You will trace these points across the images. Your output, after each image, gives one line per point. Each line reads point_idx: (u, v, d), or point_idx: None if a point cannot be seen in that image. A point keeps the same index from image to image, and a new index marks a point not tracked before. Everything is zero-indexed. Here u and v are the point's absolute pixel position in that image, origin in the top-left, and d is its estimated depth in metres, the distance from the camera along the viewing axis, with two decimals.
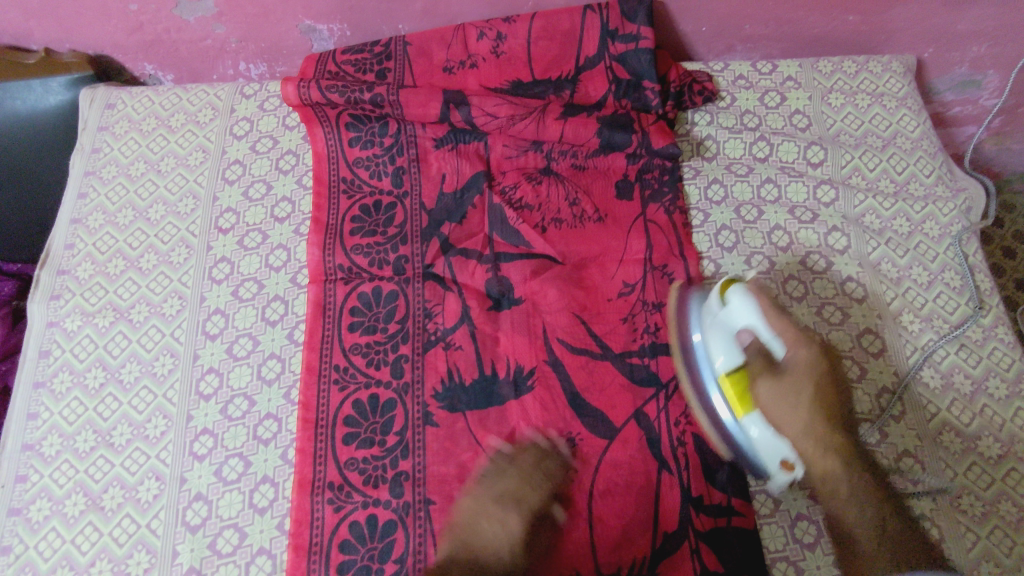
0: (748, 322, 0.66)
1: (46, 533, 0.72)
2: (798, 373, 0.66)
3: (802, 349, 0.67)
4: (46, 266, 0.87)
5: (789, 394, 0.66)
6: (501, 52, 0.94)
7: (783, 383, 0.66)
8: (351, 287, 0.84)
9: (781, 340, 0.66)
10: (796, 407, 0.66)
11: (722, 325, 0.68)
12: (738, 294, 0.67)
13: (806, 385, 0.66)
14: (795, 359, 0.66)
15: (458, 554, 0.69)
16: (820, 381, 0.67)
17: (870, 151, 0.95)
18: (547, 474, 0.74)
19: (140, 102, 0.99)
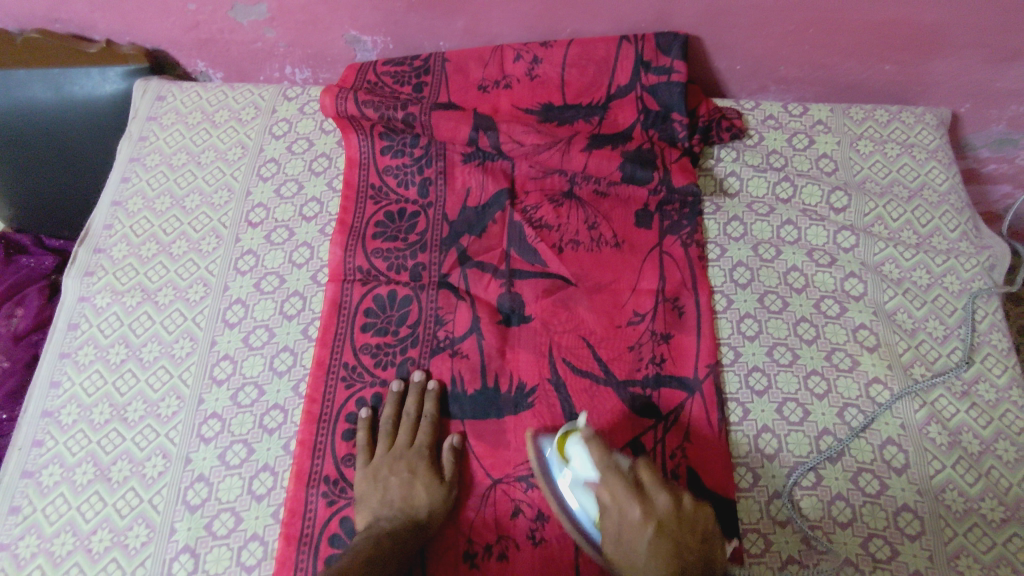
0: (588, 475, 0.69)
1: (54, 498, 0.75)
2: (629, 531, 0.64)
3: (630, 510, 0.64)
4: (85, 243, 0.91)
5: (623, 551, 0.64)
6: (536, 75, 0.97)
7: (619, 540, 0.65)
8: (368, 289, 0.86)
9: (611, 497, 0.66)
10: (630, 562, 0.63)
11: (575, 484, 0.70)
12: (576, 448, 0.70)
13: (638, 539, 0.63)
14: (628, 522, 0.64)
15: (380, 515, 0.72)
16: (655, 541, 0.62)
17: (895, 200, 0.94)
18: (425, 418, 0.79)
19: (189, 96, 1.03)
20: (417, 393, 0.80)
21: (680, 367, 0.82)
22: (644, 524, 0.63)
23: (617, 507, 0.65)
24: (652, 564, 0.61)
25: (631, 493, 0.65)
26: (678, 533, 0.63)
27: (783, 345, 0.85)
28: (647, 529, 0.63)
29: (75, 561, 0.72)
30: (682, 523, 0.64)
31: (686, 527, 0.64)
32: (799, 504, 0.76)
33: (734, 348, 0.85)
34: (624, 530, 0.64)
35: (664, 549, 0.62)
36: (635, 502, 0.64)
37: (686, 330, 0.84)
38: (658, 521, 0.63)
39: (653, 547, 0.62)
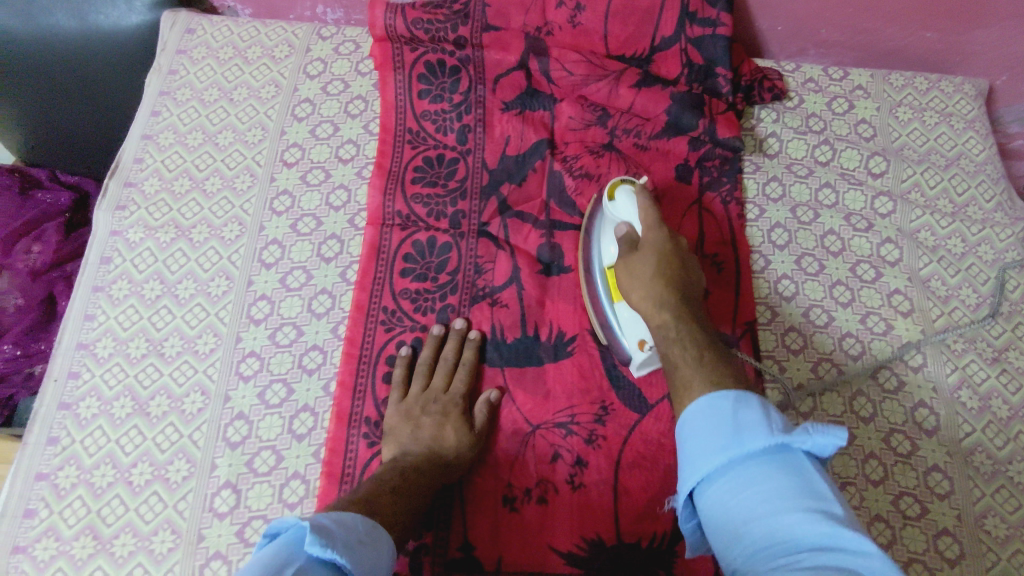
0: (625, 214, 0.73)
1: (92, 430, 0.74)
2: (645, 251, 0.69)
3: (655, 230, 0.70)
4: (115, 176, 0.89)
5: (632, 267, 0.69)
6: (578, 24, 0.92)
7: (635, 249, 0.70)
8: (407, 234, 0.85)
9: (642, 222, 0.71)
10: (636, 278, 0.69)
11: (608, 219, 0.76)
12: (624, 193, 0.73)
13: (647, 263, 0.68)
14: (649, 238, 0.70)
15: (408, 450, 0.72)
16: (666, 257, 0.68)
17: (933, 168, 0.95)
18: (464, 365, 0.79)
19: (220, 31, 1.00)
20: (458, 340, 0.80)
21: (719, 323, 0.83)
22: (661, 248, 0.69)
23: (646, 221, 0.71)
24: (655, 281, 0.67)
25: (657, 226, 0.70)
26: (686, 274, 0.69)
27: (819, 307, 0.86)
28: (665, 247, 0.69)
29: (116, 492, 0.72)
30: (687, 261, 0.70)
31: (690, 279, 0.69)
32: (830, 462, 0.79)
33: (772, 308, 0.86)
34: (639, 252, 0.70)
35: (666, 276, 0.67)
36: (655, 215, 0.71)
37: (724, 287, 0.85)
38: (664, 255, 0.69)
39: (658, 262, 0.68)
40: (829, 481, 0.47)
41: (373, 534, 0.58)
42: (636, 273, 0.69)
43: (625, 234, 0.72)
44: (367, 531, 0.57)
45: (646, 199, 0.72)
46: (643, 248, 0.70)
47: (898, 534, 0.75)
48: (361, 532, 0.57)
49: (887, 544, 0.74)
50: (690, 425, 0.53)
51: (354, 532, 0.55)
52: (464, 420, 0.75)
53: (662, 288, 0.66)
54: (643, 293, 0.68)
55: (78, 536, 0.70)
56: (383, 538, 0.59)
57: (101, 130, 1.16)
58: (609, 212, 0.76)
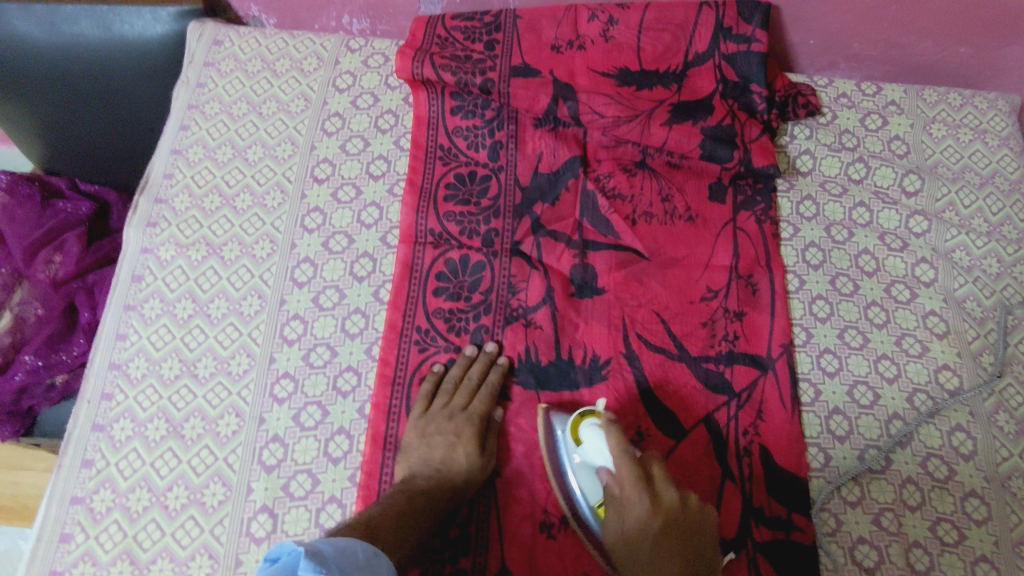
0: (599, 460, 0.69)
1: (126, 453, 0.74)
2: (631, 527, 0.64)
3: (637, 498, 0.64)
4: (145, 192, 0.89)
5: (626, 550, 0.64)
6: (610, 37, 0.94)
7: (624, 535, 0.65)
8: (440, 253, 0.84)
9: (621, 483, 0.65)
10: (631, 558, 0.64)
11: (583, 464, 0.71)
12: (591, 433, 0.70)
13: (638, 550, 0.63)
14: (635, 507, 0.64)
15: (418, 471, 0.72)
16: (658, 536, 0.62)
17: (968, 186, 0.93)
18: (487, 387, 0.78)
19: (248, 43, 1.00)
20: (484, 362, 0.79)
21: (754, 345, 0.82)
22: (648, 522, 0.63)
23: (625, 496, 0.65)
24: (649, 571, 0.62)
25: (638, 493, 0.64)
26: (684, 520, 0.63)
27: (854, 328, 0.85)
28: (654, 515, 0.63)
29: (152, 517, 0.71)
30: (686, 509, 0.64)
31: (690, 531, 0.63)
32: (868, 486, 0.77)
33: (806, 329, 0.85)
34: (627, 534, 0.64)
35: (666, 547, 0.62)
36: (634, 477, 0.64)
37: (759, 308, 0.84)
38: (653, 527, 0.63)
39: (652, 530, 0.62)
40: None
41: (373, 561, 0.57)
42: (631, 553, 0.64)
43: (607, 488, 0.67)
44: (365, 558, 0.56)
45: (621, 449, 0.66)
46: (626, 540, 0.64)
47: (936, 561, 0.74)
48: (360, 559, 0.55)
49: (926, 571, 0.73)
50: None
51: (352, 558, 0.54)
52: (478, 443, 0.74)
53: (659, 557, 0.62)
54: (643, 575, 0.63)
55: (115, 561, 0.70)
56: (384, 565, 0.58)
57: (123, 138, 1.15)
58: (577, 453, 0.71)
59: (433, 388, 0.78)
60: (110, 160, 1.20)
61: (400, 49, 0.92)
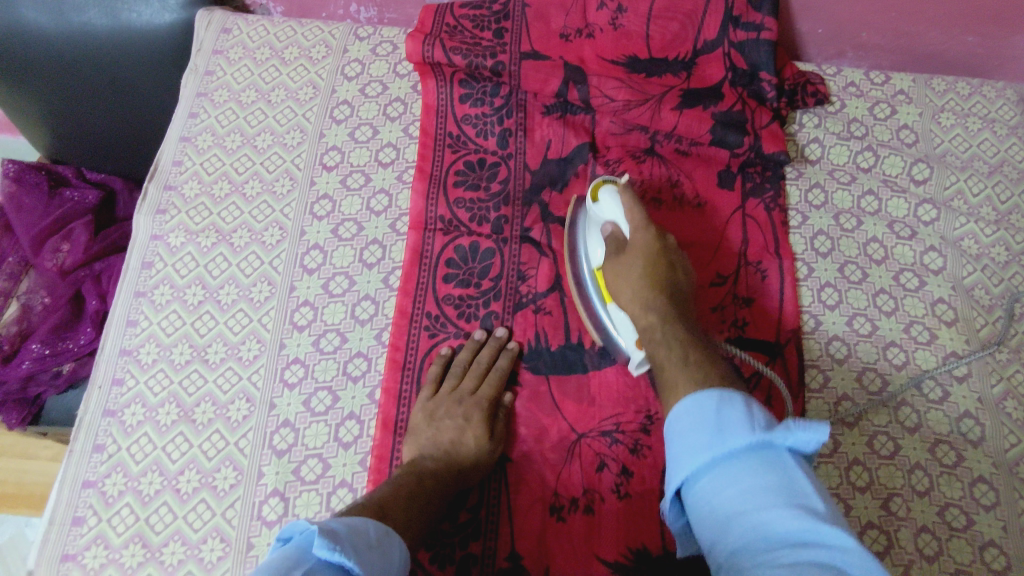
0: (610, 216, 0.75)
1: (138, 437, 0.75)
2: (632, 253, 0.71)
3: (643, 230, 0.72)
4: (154, 179, 0.89)
5: (620, 271, 0.71)
6: (619, 25, 0.93)
7: (620, 264, 0.72)
8: (449, 239, 0.84)
9: (630, 224, 0.73)
10: (623, 280, 0.71)
11: (593, 223, 0.77)
12: (607, 193, 0.74)
13: (633, 264, 0.71)
14: (637, 238, 0.72)
15: (426, 452, 0.71)
16: (651, 260, 0.70)
17: (976, 175, 0.93)
18: (496, 371, 0.78)
19: (256, 31, 1.00)
20: (494, 347, 0.79)
21: (763, 331, 0.82)
22: (649, 247, 0.71)
23: (635, 221, 0.72)
24: (641, 283, 0.69)
25: (642, 229, 0.72)
26: (674, 267, 0.71)
27: (862, 316, 0.85)
28: (654, 249, 0.71)
29: (164, 500, 0.72)
30: (674, 263, 0.72)
31: (675, 277, 0.70)
32: (876, 472, 0.77)
33: (815, 316, 0.85)
34: (627, 252, 0.72)
35: (654, 273, 0.69)
36: (640, 214, 0.72)
37: (768, 294, 0.84)
38: (651, 254, 0.71)
39: (644, 265, 0.70)
40: (814, 479, 0.45)
41: (383, 540, 0.54)
42: (626, 274, 0.70)
43: (612, 234, 0.74)
44: (376, 537, 0.54)
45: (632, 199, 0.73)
46: (626, 256, 0.71)
47: (944, 546, 0.73)
48: (372, 538, 0.53)
49: (934, 556, 0.73)
50: (676, 424, 0.50)
51: (363, 537, 0.52)
52: (487, 426, 0.74)
53: (649, 283, 0.68)
54: (632, 292, 0.69)
55: (127, 544, 0.70)
56: (395, 544, 0.56)
57: (131, 129, 1.15)
58: (593, 214, 0.77)
59: (441, 372, 0.78)
60: (116, 149, 1.20)
61: (409, 33, 0.92)
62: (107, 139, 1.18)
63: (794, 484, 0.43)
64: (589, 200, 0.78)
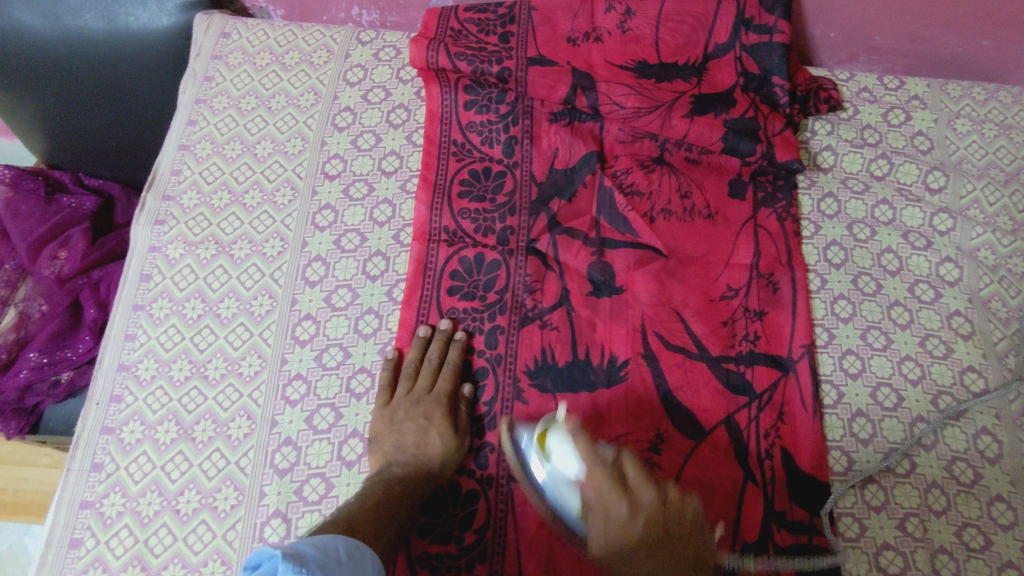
0: (572, 472, 0.65)
1: (137, 456, 0.73)
2: (604, 548, 0.61)
3: (616, 502, 0.62)
4: (152, 189, 0.87)
5: (606, 556, 0.61)
6: (627, 29, 0.91)
7: (604, 543, 0.61)
8: (454, 251, 0.82)
9: (597, 493, 0.62)
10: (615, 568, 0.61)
11: (551, 480, 0.66)
12: (559, 452, 0.65)
13: (620, 558, 0.60)
14: (614, 506, 0.62)
15: (393, 459, 0.71)
16: (642, 528, 0.60)
17: (993, 183, 0.91)
18: (448, 365, 0.77)
19: (256, 35, 0.98)
20: (442, 341, 0.78)
21: (775, 346, 0.80)
22: (633, 520, 0.61)
23: (601, 510, 0.62)
24: (639, 551, 0.59)
25: (616, 495, 0.62)
26: (661, 504, 0.62)
27: (877, 329, 0.83)
28: (633, 514, 0.61)
29: (163, 521, 0.70)
30: (666, 500, 0.62)
31: (670, 517, 0.62)
32: (892, 491, 0.75)
33: (828, 329, 0.83)
34: (609, 527, 0.61)
35: (653, 541, 0.60)
36: (608, 484, 0.62)
37: (781, 307, 0.82)
38: (641, 513, 0.61)
39: (638, 540, 0.60)
40: None
41: (355, 553, 0.57)
42: (613, 545, 0.61)
43: (583, 505, 0.64)
44: (347, 552, 0.56)
45: (597, 469, 0.63)
46: (606, 535, 0.61)
47: (962, 567, 0.71)
48: (342, 554, 0.56)
49: None
50: None
51: (333, 555, 0.55)
52: (448, 422, 0.73)
53: (651, 561, 0.59)
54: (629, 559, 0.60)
55: (126, 567, 0.68)
56: (367, 557, 0.59)
57: (128, 133, 1.13)
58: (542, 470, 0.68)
59: (393, 375, 0.77)
60: (115, 153, 1.19)
61: (413, 38, 0.90)
62: (105, 142, 1.16)
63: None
64: (536, 461, 0.68)
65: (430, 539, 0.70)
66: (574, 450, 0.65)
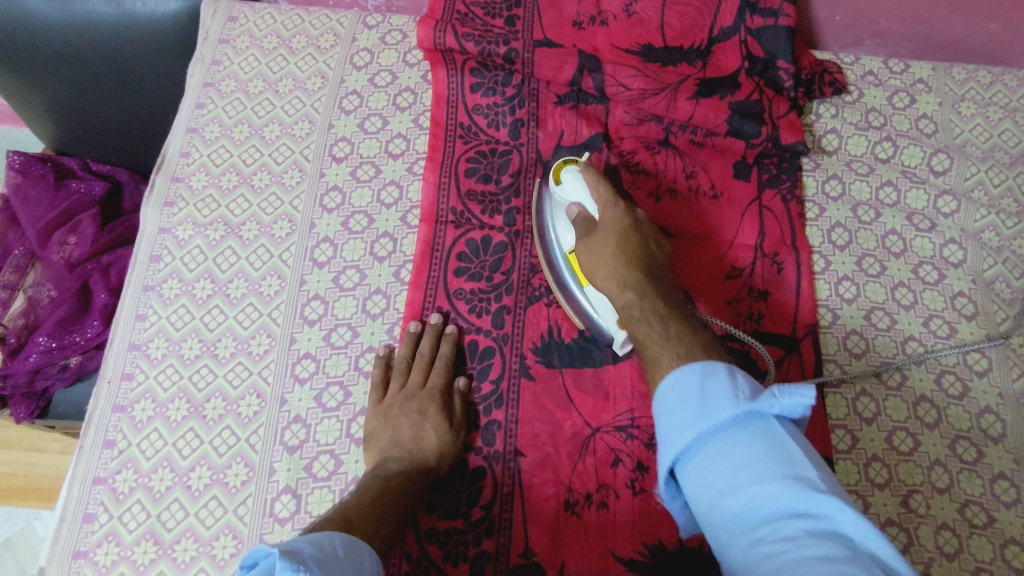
0: (580, 198, 0.73)
1: (149, 433, 0.74)
2: (604, 228, 0.69)
3: (612, 206, 0.70)
4: (161, 171, 0.88)
5: (592, 248, 0.69)
6: (633, 12, 0.91)
7: (592, 241, 0.70)
8: (460, 232, 0.83)
9: (597, 202, 0.71)
10: (596, 258, 0.68)
11: (560, 204, 0.75)
12: (570, 176, 0.74)
13: (606, 240, 0.68)
14: (607, 215, 0.70)
15: (389, 454, 0.70)
16: (625, 233, 0.68)
17: (997, 166, 0.91)
18: (440, 359, 0.76)
19: (262, 19, 0.99)
20: (433, 336, 0.77)
21: (780, 325, 0.81)
22: (621, 221, 0.69)
23: (602, 205, 0.71)
24: (618, 258, 0.66)
25: (612, 201, 0.71)
26: (645, 235, 0.70)
27: (881, 309, 0.83)
28: (624, 217, 0.69)
29: (175, 497, 0.71)
30: (648, 237, 0.70)
31: (650, 249, 0.69)
32: (896, 469, 0.75)
33: (832, 310, 0.83)
34: (598, 232, 0.70)
35: (627, 246, 0.67)
36: (604, 189, 0.71)
37: (785, 287, 0.83)
38: (623, 228, 0.69)
39: (618, 244, 0.67)
40: (802, 442, 0.46)
41: (351, 553, 0.54)
42: (598, 248, 0.68)
43: (579, 215, 0.72)
44: (344, 550, 0.53)
45: (597, 175, 0.73)
46: (592, 241, 0.69)
47: (965, 543, 0.72)
48: (339, 552, 0.53)
49: (955, 554, 0.71)
50: (661, 412, 0.50)
51: (331, 552, 0.52)
52: (443, 416, 0.73)
53: (625, 254, 0.66)
54: (609, 271, 0.67)
55: (139, 541, 0.69)
56: (363, 554, 0.56)
57: (135, 119, 1.14)
58: (558, 194, 0.76)
59: (386, 372, 0.76)
60: (122, 139, 1.19)
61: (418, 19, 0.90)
62: (113, 129, 1.16)
63: (784, 450, 0.44)
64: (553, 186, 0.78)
65: (437, 516, 0.71)
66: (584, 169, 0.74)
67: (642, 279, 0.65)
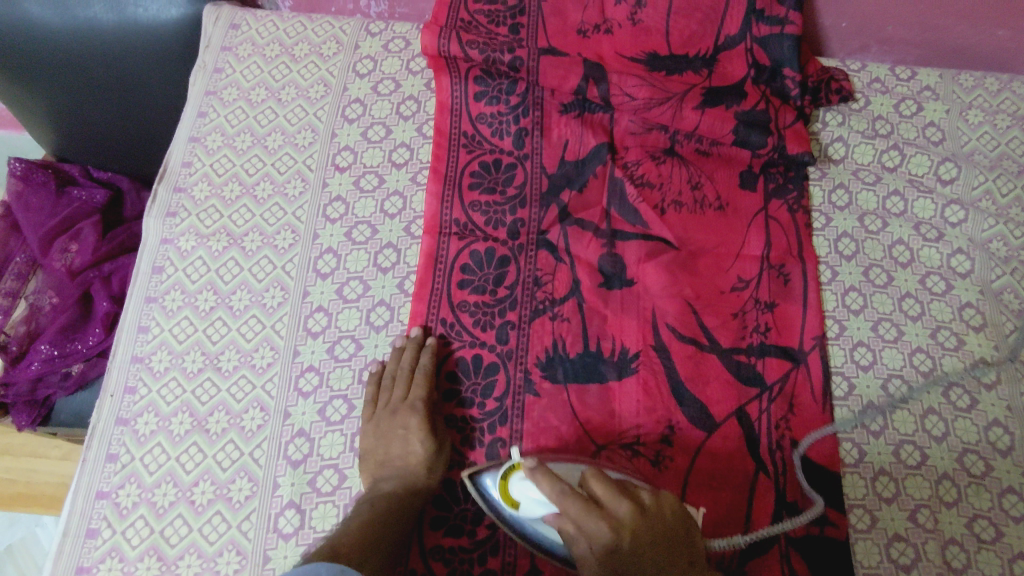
0: (546, 513, 0.63)
1: (151, 447, 0.74)
2: (604, 563, 0.60)
3: (591, 522, 0.59)
4: (163, 181, 0.87)
5: None
6: (638, 20, 0.91)
7: (600, 570, 0.60)
8: (464, 244, 0.82)
9: (577, 527, 0.60)
10: None
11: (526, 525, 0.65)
12: (523, 492, 0.64)
13: (623, 569, 0.60)
14: (598, 532, 0.60)
15: (381, 474, 0.70)
16: (632, 552, 0.60)
17: (1005, 174, 0.90)
18: (421, 370, 0.75)
19: (265, 27, 0.98)
20: (414, 348, 0.76)
21: (786, 337, 0.80)
22: (620, 536, 0.59)
23: (582, 542, 0.61)
24: (646, 567, 0.60)
25: (597, 519, 0.59)
26: (643, 511, 0.61)
27: (888, 320, 0.83)
28: (618, 547, 0.60)
29: (178, 512, 0.71)
30: (649, 509, 0.62)
31: (660, 529, 0.62)
32: (903, 483, 0.75)
33: (839, 321, 0.83)
34: (600, 547, 0.60)
35: (649, 562, 0.60)
36: (576, 508, 0.60)
37: (792, 299, 0.82)
38: (631, 534, 0.60)
39: (634, 571, 0.60)
40: None
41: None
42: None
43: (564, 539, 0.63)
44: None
45: (564, 500, 0.60)
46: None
47: (973, 558, 0.71)
48: None
49: (962, 569, 0.71)
50: None
51: None
52: (428, 428, 0.72)
53: None
54: None
55: (142, 556, 0.69)
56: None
57: (137, 125, 1.14)
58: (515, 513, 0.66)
59: (374, 388, 0.75)
60: (123, 146, 1.19)
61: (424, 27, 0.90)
62: (115, 135, 1.16)
63: None
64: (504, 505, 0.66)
65: (442, 532, 0.71)
66: (538, 486, 0.62)
67: (674, 570, 0.61)
